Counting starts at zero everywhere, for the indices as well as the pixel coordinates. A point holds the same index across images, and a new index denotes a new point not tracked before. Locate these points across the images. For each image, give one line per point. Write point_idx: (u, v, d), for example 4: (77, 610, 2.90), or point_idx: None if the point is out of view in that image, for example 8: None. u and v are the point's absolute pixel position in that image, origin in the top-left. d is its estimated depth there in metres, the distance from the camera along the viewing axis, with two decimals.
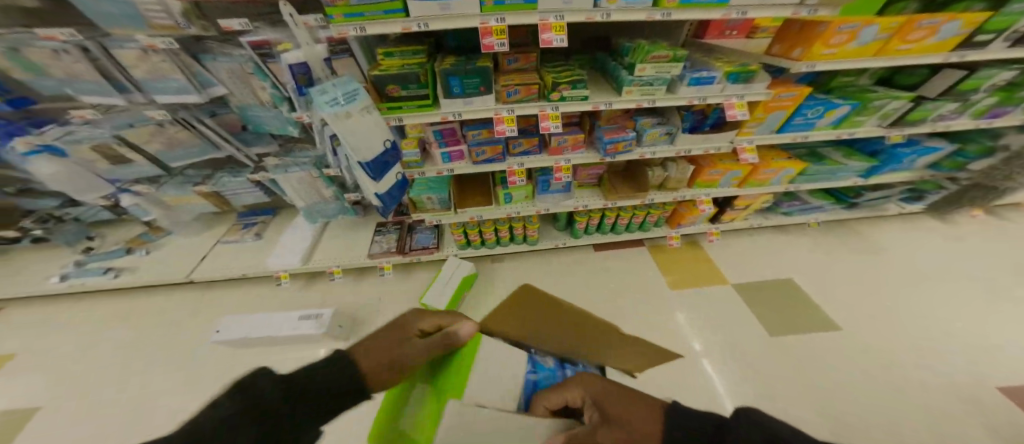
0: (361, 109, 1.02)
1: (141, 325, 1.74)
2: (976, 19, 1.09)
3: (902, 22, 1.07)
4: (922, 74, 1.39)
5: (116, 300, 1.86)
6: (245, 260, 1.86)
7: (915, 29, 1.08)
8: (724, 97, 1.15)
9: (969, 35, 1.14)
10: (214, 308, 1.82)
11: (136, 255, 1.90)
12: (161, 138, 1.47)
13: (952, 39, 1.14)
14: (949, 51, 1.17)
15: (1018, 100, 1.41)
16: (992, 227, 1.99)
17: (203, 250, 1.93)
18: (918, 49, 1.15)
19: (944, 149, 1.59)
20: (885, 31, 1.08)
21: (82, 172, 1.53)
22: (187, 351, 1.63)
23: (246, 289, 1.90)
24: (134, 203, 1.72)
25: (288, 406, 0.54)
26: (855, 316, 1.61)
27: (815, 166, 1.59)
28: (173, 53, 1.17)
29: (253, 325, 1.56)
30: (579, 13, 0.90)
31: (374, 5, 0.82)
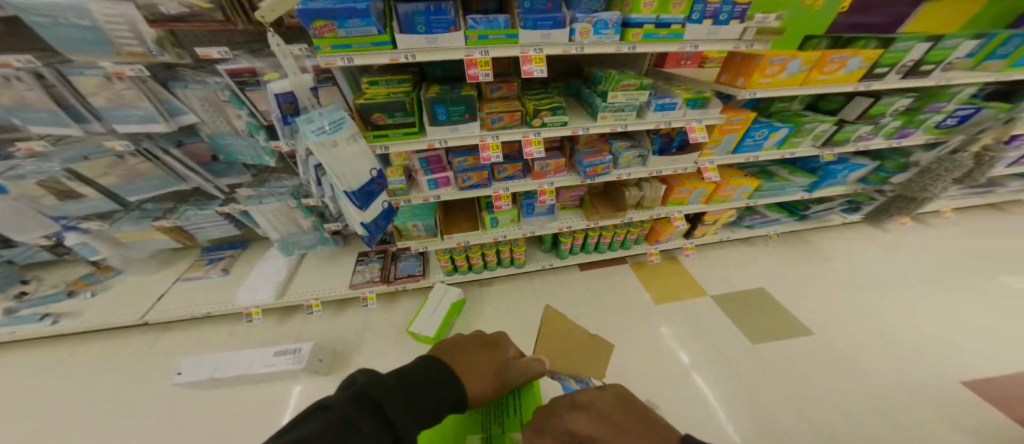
0: (347, 137, 1.04)
1: (86, 375, 1.55)
2: (873, 55, 1.31)
3: (820, 57, 1.27)
4: (840, 101, 1.64)
5: (54, 349, 1.65)
6: (210, 297, 1.72)
7: (829, 62, 1.29)
8: (685, 121, 1.28)
9: (870, 68, 1.36)
10: (174, 351, 1.66)
11: (81, 297, 1.72)
12: (121, 170, 1.39)
13: (857, 72, 1.36)
14: (856, 82, 1.39)
15: (918, 122, 1.66)
16: (919, 232, 2.26)
17: (160, 289, 1.78)
18: (834, 79, 1.36)
19: (870, 165, 1.82)
20: (806, 64, 1.27)
21: (25, 208, 1.44)
22: (143, 402, 1.46)
23: (209, 330, 1.75)
24: (81, 241, 1.58)
25: (407, 402, 0.58)
26: (823, 321, 1.73)
27: (767, 182, 1.76)
28: (140, 81, 1.15)
29: (218, 362, 1.46)
30: (555, 46, 1.00)
31: (362, 37, 0.87)
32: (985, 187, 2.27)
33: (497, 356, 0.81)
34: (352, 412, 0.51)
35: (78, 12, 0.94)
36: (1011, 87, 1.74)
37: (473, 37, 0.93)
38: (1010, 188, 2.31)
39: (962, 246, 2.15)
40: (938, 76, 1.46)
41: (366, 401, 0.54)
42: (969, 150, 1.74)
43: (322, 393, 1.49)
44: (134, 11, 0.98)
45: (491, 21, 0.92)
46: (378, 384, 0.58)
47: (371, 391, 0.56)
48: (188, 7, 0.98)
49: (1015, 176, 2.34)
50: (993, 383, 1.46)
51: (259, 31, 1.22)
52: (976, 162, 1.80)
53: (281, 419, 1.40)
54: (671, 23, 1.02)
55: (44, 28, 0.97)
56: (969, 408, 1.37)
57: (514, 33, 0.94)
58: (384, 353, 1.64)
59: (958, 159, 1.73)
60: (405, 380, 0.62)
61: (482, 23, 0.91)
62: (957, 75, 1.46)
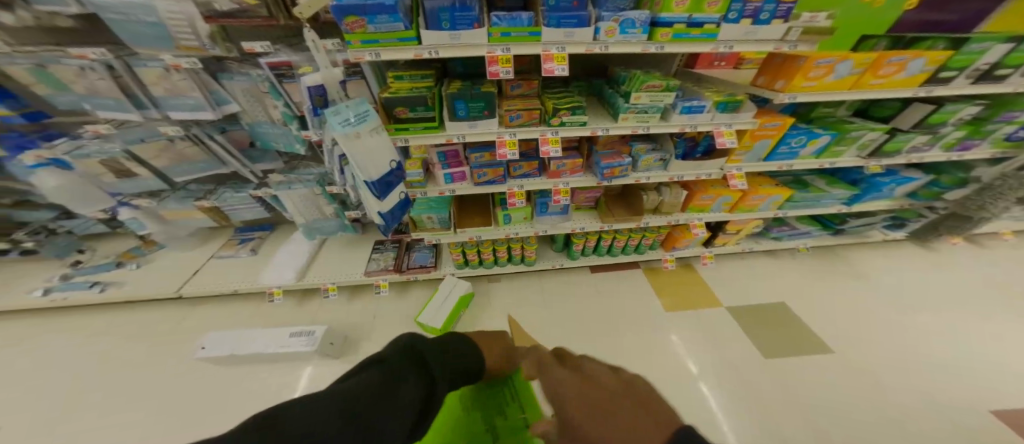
0: (370, 130, 1.07)
1: (131, 339, 1.70)
2: (940, 57, 1.20)
3: (874, 58, 1.18)
4: (897, 106, 1.50)
5: (104, 314, 1.82)
6: (239, 275, 1.84)
7: (886, 64, 1.19)
8: (713, 125, 1.24)
9: (934, 72, 1.25)
10: (206, 324, 1.79)
11: (128, 268, 1.88)
12: (170, 154, 1.51)
13: (919, 76, 1.26)
14: (916, 87, 1.29)
15: (984, 134, 1.51)
16: (972, 254, 2.07)
17: (196, 265, 1.92)
18: (889, 84, 1.26)
19: (921, 179, 1.67)
20: (858, 66, 1.19)
21: (83, 185, 1.58)
22: (177, 366, 1.59)
23: (236, 305, 1.87)
24: (132, 217, 1.73)
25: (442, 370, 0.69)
26: (850, 342, 1.62)
27: (800, 192, 1.66)
28: (194, 73, 1.24)
29: (238, 340, 1.56)
30: (578, 45, 0.98)
31: (390, 33, 0.89)
32: None
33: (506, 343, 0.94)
34: (404, 365, 0.63)
35: (146, 10, 1.02)
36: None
37: (496, 34, 0.94)
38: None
39: (1023, 272, 1.95)
40: (1016, 81, 1.32)
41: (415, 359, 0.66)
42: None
43: (333, 372, 1.57)
44: (194, 8, 1.05)
45: (515, 19, 0.92)
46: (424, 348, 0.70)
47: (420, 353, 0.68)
48: (238, 4, 1.03)
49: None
50: None
51: (297, 27, 1.28)
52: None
53: (290, 396, 1.49)
54: (704, 23, 0.98)
55: (118, 24, 1.05)
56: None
57: (537, 31, 0.94)
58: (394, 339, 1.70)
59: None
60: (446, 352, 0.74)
61: (505, 20, 0.92)
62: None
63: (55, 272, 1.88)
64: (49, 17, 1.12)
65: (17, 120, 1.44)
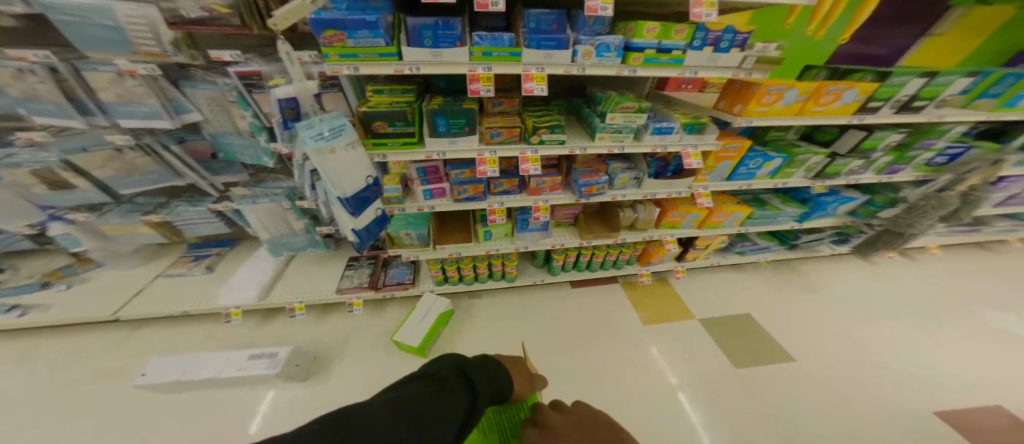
0: (346, 144, 1.04)
1: (53, 370, 1.49)
2: (868, 88, 1.36)
3: (816, 87, 1.31)
4: (834, 133, 1.69)
5: (21, 343, 1.58)
6: (190, 295, 1.68)
7: (824, 94, 1.33)
8: (680, 145, 1.31)
9: (864, 102, 1.41)
10: (149, 351, 1.60)
11: (56, 289, 1.66)
12: (118, 164, 1.39)
13: (853, 104, 1.41)
14: (850, 115, 1.44)
15: (908, 159, 1.71)
16: (907, 266, 2.29)
17: (140, 284, 1.73)
18: (828, 110, 1.40)
19: (858, 199, 1.85)
20: (802, 94, 1.32)
21: (11, 197, 1.42)
22: (109, 401, 1.39)
23: (185, 329, 1.70)
24: (65, 232, 1.54)
25: (481, 385, 0.84)
26: (810, 350, 1.72)
27: (758, 210, 1.79)
28: (152, 79, 1.16)
29: (187, 364, 1.42)
30: (557, 66, 1.02)
31: (369, 48, 0.88)
32: (970, 226, 2.33)
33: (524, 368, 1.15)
34: (452, 374, 0.81)
35: (103, 13, 0.96)
36: (1001, 126, 1.79)
37: (477, 53, 0.96)
38: (995, 228, 2.36)
39: (949, 283, 2.17)
40: (931, 111, 1.52)
41: (461, 372, 0.85)
42: (957, 189, 1.77)
43: (297, 397, 1.45)
44: (157, 13, 1.00)
45: (496, 39, 0.94)
46: (469, 365, 0.88)
47: (466, 370, 0.86)
48: (208, 11, 0.98)
49: (1002, 216, 2.39)
50: (971, 415, 1.46)
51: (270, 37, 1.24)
52: (963, 201, 1.84)
53: (250, 423, 1.35)
54: (672, 49, 1.05)
55: (69, 26, 0.97)
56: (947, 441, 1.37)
57: (517, 51, 0.97)
58: (367, 359, 1.61)
59: (944, 197, 1.77)
60: (484, 367, 0.92)
61: (487, 40, 0.94)
62: (948, 112, 1.53)
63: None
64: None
65: None
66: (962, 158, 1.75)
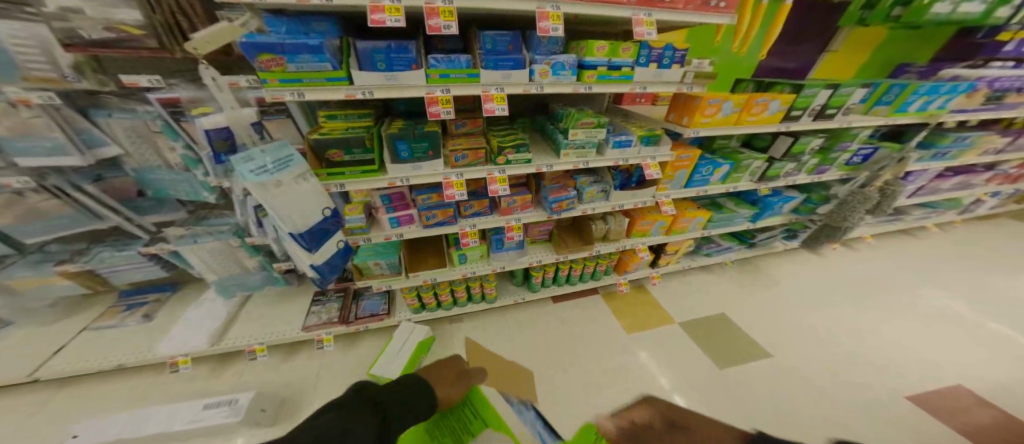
0: (295, 176, 0.96)
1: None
2: (789, 99, 1.47)
3: (746, 100, 1.41)
4: (768, 139, 1.82)
5: None
6: (118, 351, 1.43)
7: (754, 105, 1.43)
8: (640, 158, 1.34)
9: (787, 111, 1.52)
10: (74, 414, 1.35)
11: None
12: (16, 208, 1.18)
13: (778, 114, 1.51)
14: (777, 124, 1.55)
15: (831, 160, 1.88)
16: (849, 256, 2.51)
17: (58, 343, 1.46)
18: (760, 120, 1.50)
19: (798, 197, 1.99)
20: (737, 106, 1.40)
21: None
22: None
23: (113, 390, 1.43)
24: None
25: (399, 409, 0.82)
26: (779, 342, 1.80)
27: (718, 214, 1.88)
28: (53, 108, 0.99)
29: (128, 420, 1.23)
30: (517, 86, 1.00)
31: (315, 72, 0.81)
32: (893, 215, 2.61)
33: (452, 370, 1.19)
34: (361, 403, 0.78)
35: None
36: (898, 129, 2.06)
37: (434, 75, 0.91)
38: (914, 215, 2.65)
39: (885, 267, 2.40)
40: (840, 119, 1.66)
41: (373, 400, 0.81)
42: (874, 184, 1.97)
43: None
44: (50, 33, 0.88)
45: (453, 61, 0.91)
46: (383, 391, 0.86)
47: (377, 396, 0.83)
48: (116, 33, 0.89)
49: (917, 206, 2.69)
50: (935, 393, 1.56)
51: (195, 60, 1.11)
52: (881, 195, 2.00)
53: None
54: (622, 66, 1.07)
55: None
56: (904, 416, 1.47)
57: (476, 72, 0.94)
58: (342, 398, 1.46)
59: (866, 192, 1.91)
60: (403, 389, 0.90)
61: (443, 62, 0.91)
62: (854, 119, 1.68)
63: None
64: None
65: None
66: (875, 157, 1.96)
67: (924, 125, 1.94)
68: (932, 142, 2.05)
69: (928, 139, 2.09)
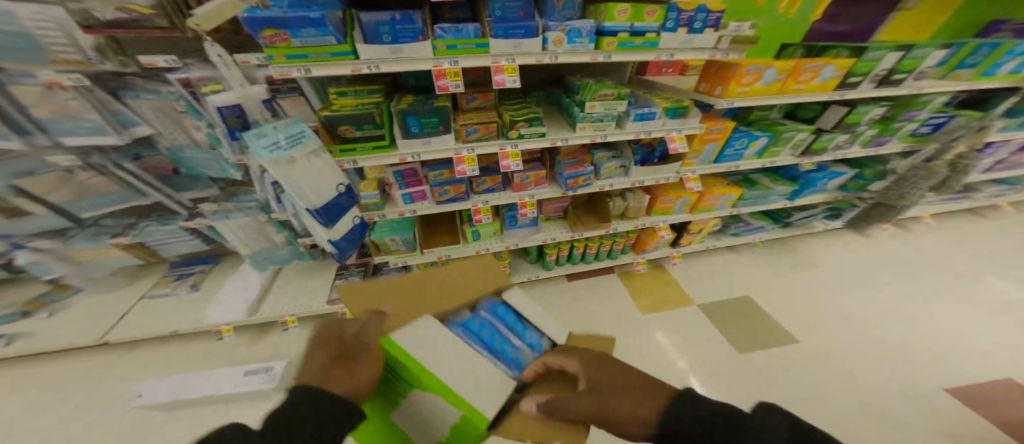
0: (307, 153, 0.97)
1: (37, 403, 1.41)
2: (846, 64, 1.30)
3: (793, 66, 1.26)
4: (816, 109, 1.65)
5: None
6: (171, 316, 1.59)
7: (803, 71, 1.27)
8: (665, 131, 1.24)
9: (844, 78, 1.35)
10: (141, 371, 1.52)
11: (37, 318, 1.58)
12: (71, 186, 1.29)
13: (831, 81, 1.35)
14: (831, 92, 1.38)
15: (893, 131, 1.68)
16: (898, 237, 2.29)
17: (123, 309, 1.64)
18: (808, 89, 1.34)
19: (848, 173, 1.82)
20: (782, 73, 1.26)
21: None
22: (107, 425, 1.33)
23: (171, 349, 1.61)
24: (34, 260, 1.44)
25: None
26: (807, 327, 1.72)
27: (749, 191, 1.76)
28: (86, 91, 1.05)
29: (181, 385, 1.41)
30: (528, 56, 0.94)
31: (320, 47, 0.80)
32: (960, 193, 2.33)
33: (336, 335, 0.60)
34: None
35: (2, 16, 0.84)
36: (983, 94, 1.79)
37: (441, 47, 0.87)
38: (984, 193, 2.36)
39: (939, 251, 2.19)
40: (912, 84, 1.46)
41: None
42: (944, 158, 1.74)
43: None
44: (66, 15, 0.89)
45: (460, 30, 0.86)
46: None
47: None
48: (126, 13, 0.89)
49: (991, 182, 2.39)
50: (980, 386, 1.46)
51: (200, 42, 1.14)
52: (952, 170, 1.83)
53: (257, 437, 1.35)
54: (646, 31, 0.97)
55: None
56: (940, 408, 1.39)
57: (485, 42, 0.89)
58: None
59: (932, 167, 1.75)
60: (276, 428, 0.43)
61: (450, 32, 0.86)
62: (927, 84, 1.48)
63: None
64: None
65: None
66: (947, 127, 1.71)
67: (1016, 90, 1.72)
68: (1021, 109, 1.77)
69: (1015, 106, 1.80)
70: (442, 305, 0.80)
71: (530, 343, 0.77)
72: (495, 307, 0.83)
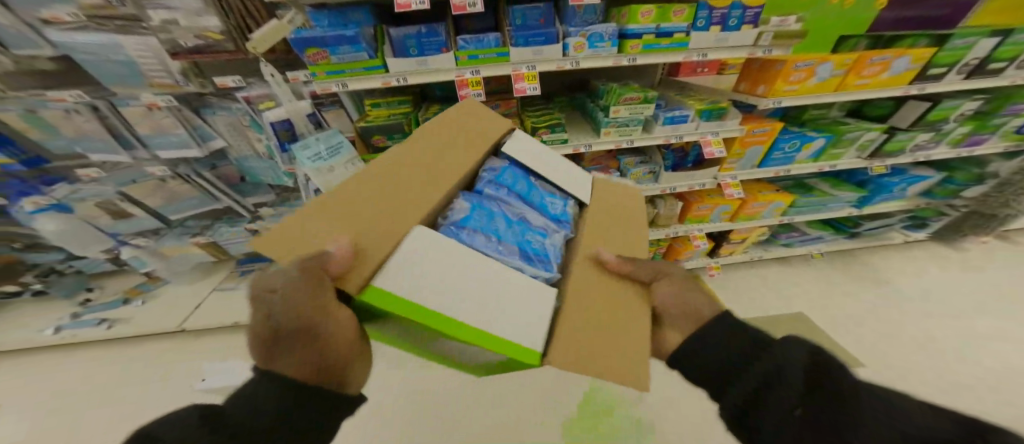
0: (345, 162, 1.04)
1: (132, 376, 1.65)
2: (924, 54, 1.13)
3: (856, 58, 1.11)
4: (887, 106, 1.42)
5: (103, 353, 1.74)
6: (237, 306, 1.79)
7: (868, 65, 1.12)
8: (699, 134, 1.17)
9: (922, 69, 1.17)
10: (209, 356, 1.71)
11: (134, 304, 1.83)
12: (163, 193, 1.51)
13: (906, 74, 1.18)
14: (906, 85, 1.21)
15: (992, 127, 1.42)
16: (1000, 252, 1.93)
17: (197, 300, 1.86)
18: (875, 84, 1.18)
19: (933, 177, 1.57)
20: (840, 67, 1.12)
21: (86, 228, 1.54)
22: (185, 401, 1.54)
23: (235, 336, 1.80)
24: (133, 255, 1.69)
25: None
26: (878, 354, 1.50)
27: (804, 198, 1.56)
28: (176, 110, 1.22)
29: (236, 372, 1.60)
30: (549, 62, 0.94)
31: (355, 62, 0.86)
32: None
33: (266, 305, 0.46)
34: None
35: (114, 48, 1.00)
36: None
37: (463, 57, 0.90)
38: None
39: None
40: (1012, 73, 1.24)
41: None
42: None
43: None
44: (158, 43, 1.02)
45: (480, 40, 0.88)
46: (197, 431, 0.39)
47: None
48: (202, 39, 1.02)
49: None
50: None
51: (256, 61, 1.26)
52: None
53: None
54: (674, 32, 0.93)
55: (90, 64, 1.04)
56: None
57: (505, 51, 0.90)
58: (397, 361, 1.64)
59: None
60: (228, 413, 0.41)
61: (472, 43, 0.89)
62: None
63: (63, 312, 1.82)
64: (30, 60, 1.10)
65: (14, 167, 1.37)
66: None
67: None
68: None
69: None
70: (431, 194, 0.66)
71: (560, 213, 0.76)
72: (502, 181, 0.74)
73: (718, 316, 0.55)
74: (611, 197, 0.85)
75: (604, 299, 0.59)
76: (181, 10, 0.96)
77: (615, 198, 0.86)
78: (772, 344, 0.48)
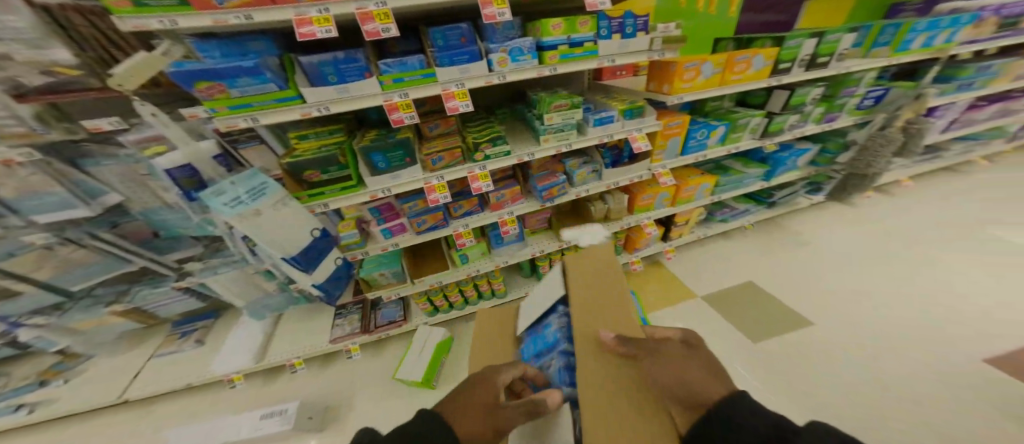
0: (273, 202, 0.97)
1: None
2: (772, 52, 1.30)
3: (726, 58, 1.26)
4: (762, 95, 1.65)
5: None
6: (178, 372, 1.54)
7: (736, 63, 1.28)
8: (625, 131, 1.25)
9: (774, 65, 1.35)
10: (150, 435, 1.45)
11: (54, 386, 1.52)
12: (53, 262, 1.28)
13: (763, 70, 1.34)
14: (766, 79, 1.37)
15: (839, 107, 1.68)
16: (885, 203, 2.27)
17: (132, 369, 1.57)
18: (745, 79, 1.34)
19: (812, 149, 1.81)
20: (718, 66, 1.26)
21: None
22: None
23: (186, 402, 1.56)
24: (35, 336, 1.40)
25: None
26: (818, 303, 1.67)
27: (723, 178, 1.74)
28: (45, 163, 1.04)
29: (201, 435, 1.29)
30: (477, 79, 0.95)
31: (264, 94, 0.82)
32: (930, 154, 2.34)
33: None
34: None
35: None
36: (911, 67, 1.88)
37: (388, 81, 0.89)
38: (953, 151, 2.37)
39: (932, 211, 2.16)
40: (836, 66, 1.46)
41: None
42: (895, 126, 1.75)
43: None
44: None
45: (404, 63, 0.88)
46: None
47: None
48: (53, 76, 0.95)
49: (956, 140, 2.40)
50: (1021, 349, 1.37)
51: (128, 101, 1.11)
52: (907, 135, 1.84)
53: None
54: (583, 42, 0.99)
55: None
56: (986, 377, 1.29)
57: (431, 72, 0.91)
58: (380, 401, 1.49)
59: (889, 134, 1.72)
60: None
61: (395, 66, 0.88)
62: (852, 63, 1.49)
63: None
64: None
65: None
66: (887, 99, 1.76)
67: (937, 60, 1.81)
68: (950, 75, 1.87)
69: (944, 73, 1.90)
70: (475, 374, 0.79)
71: (554, 337, 0.77)
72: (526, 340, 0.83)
73: (729, 400, 0.45)
74: (588, 267, 0.85)
75: (605, 385, 0.59)
76: (13, 41, 0.88)
77: (593, 266, 0.85)
78: (801, 431, 0.39)
